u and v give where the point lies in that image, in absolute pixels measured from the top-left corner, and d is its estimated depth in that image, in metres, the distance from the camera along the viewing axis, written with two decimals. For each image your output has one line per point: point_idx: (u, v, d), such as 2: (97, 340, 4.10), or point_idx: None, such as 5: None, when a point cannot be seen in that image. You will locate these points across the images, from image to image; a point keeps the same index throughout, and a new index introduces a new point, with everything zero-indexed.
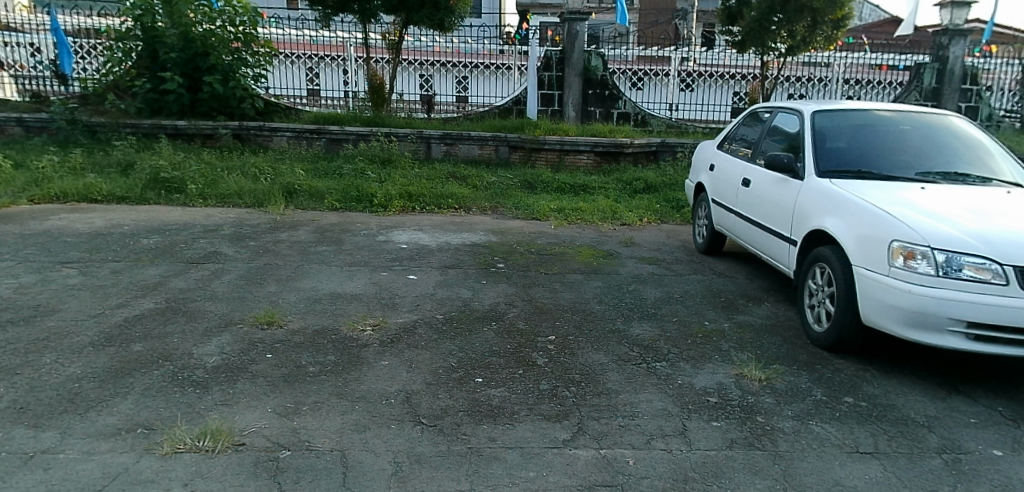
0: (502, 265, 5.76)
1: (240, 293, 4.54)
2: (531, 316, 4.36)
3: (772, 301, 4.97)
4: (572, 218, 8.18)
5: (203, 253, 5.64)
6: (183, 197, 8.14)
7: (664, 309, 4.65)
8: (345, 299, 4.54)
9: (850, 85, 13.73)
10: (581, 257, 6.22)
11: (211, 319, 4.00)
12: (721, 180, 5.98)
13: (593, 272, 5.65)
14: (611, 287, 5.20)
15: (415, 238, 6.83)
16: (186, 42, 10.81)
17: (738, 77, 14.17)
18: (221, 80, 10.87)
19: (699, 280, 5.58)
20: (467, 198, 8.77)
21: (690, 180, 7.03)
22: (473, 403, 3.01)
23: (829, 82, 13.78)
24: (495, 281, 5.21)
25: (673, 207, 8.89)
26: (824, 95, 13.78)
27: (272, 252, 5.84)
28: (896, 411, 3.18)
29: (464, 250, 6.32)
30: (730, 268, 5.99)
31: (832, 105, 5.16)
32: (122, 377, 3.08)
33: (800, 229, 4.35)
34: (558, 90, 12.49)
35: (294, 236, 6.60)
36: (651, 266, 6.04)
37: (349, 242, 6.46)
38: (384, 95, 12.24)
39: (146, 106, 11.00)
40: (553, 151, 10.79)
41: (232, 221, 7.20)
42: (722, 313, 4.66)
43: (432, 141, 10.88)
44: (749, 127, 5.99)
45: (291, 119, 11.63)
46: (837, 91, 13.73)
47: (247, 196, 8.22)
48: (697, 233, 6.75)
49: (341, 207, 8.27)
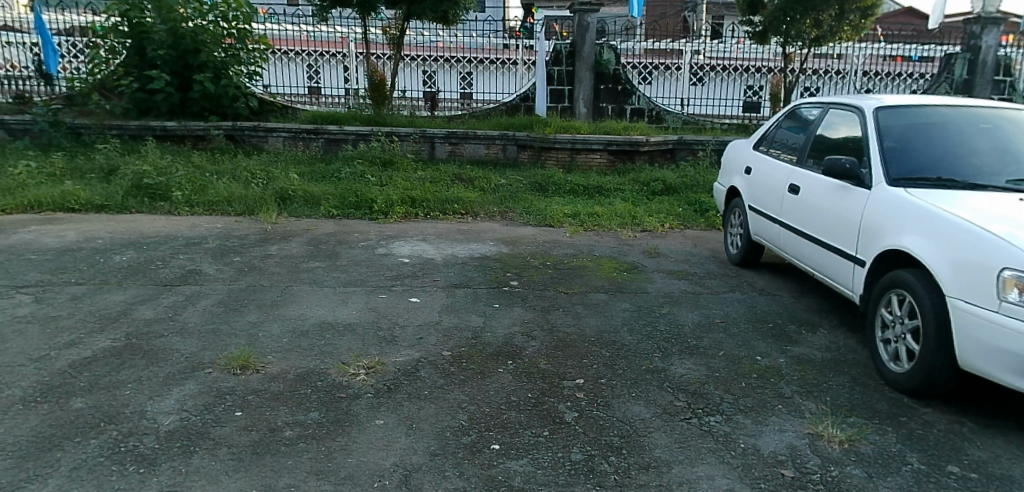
0: (516, 283, 5.12)
1: (216, 324, 3.92)
2: (553, 351, 3.72)
3: (828, 327, 4.33)
4: (588, 224, 7.52)
5: (181, 272, 5.02)
6: (168, 205, 7.53)
7: (706, 339, 4.02)
8: (337, 331, 3.91)
9: (868, 76, 13.16)
10: (602, 271, 5.58)
11: (177, 361, 3.38)
12: (761, 185, 5.33)
13: (619, 291, 5.01)
14: (642, 310, 4.56)
15: (417, 250, 6.20)
16: (177, 39, 10.20)
17: (752, 70, 13.51)
18: (212, 78, 10.30)
19: (738, 299, 4.95)
20: (474, 202, 8.13)
21: (720, 184, 6.39)
22: (489, 486, 2.39)
23: (847, 75, 13.14)
24: (509, 304, 4.57)
25: (696, 211, 8.23)
26: (841, 89, 13.18)
27: (258, 270, 5.21)
28: (1017, 486, 2.55)
29: (472, 264, 5.69)
30: (771, 285, 5.35)
31: (895, 99, 4.46)
32: (50, 453, 2.48)
33: (872, 248, 3.70)
34: (568, 86, 11.86)
35: (285, 249, 5.98)
36: (683, 281, 5.40)
37: (345, 255, 5.84)
38: (385, 92, 11.53)
39: (134, 106, 10.40)
40: (564, 150, 10.13)
41: (218, 232, 6.59)
42: (774, 343, 4.03)
43: (435, 141, 10.26)
44: (793, 126, 5.32)
45: (288, 119, 11.03)
46: (855, 84, 13.10)
47: (237, 203, 7.61)
48: (729, 242, 6.11)
49: (338, 214, 7.66)
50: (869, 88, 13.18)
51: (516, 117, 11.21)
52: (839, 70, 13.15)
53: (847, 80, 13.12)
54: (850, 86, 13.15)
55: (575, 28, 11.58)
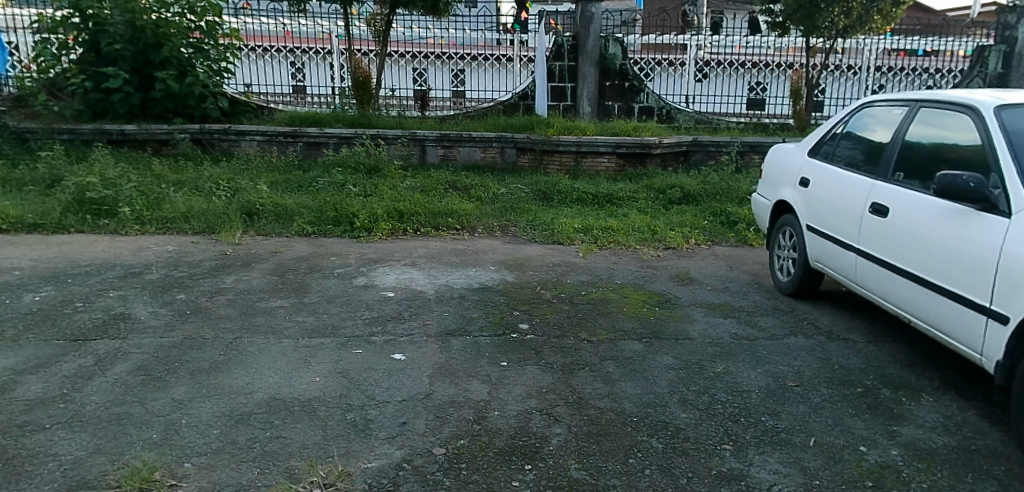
0: (526, 327, 4.10)
1: (122, 407, 2.90)
2: (585, 445, 2.71)
3: (936, 395, 3.35)
4: (603, 241, 6.52)
5: (103, 318, 3.98)
6: (114, 222, 6.47)
7: (785, 418, 3.03)
8: (293, 413, 2.92)
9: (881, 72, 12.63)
10: (630, 307, 4.59)
11: (46, 477, 2.37)
12: (826, 202, 4.36)
13: (656, 337, 4.03)
14: (690, 368, 3.57)
15: (405, 279, 5.16)
16: (136, 33, 9.12)
17: (761, 65, 12.62)
18: (176, 75, 9.27)
19: (804, 348, 3.97)
20: (471, 216, 7.12)
21: (762, 197, 5.45)
22: None
23: (859, 71, 12.49)
24: (519, 361, 3.56)
25: (724, 224, 7.26)
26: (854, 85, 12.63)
27: (203, 312, 4.17)
28: None
29: (471, 299, 4.66)
30: (838, 326, 4.39)
31: (1014, 95, 3.48)
32: None
33: (1018, 298, 2.73)
34: (570, 83, 10.83)
35: (242, 281, 4.93)
36: (729, 320, 4.41)
37: (315, 289, 4.80)
38: (370, 91, 10.42)
39: (88, 107, 9.32)
40: (568, 153, 9.10)
41: (167, 257, 5.55)
42: (874, 422, 3.06)
43: (426, 144, 9.24)
44: (866, 129, 4.34)
45: (262, 121, 9.99)
46: (866, 80, 12.50)
47: (196, 220, 6.58)
48: (778, 267, 5.15)
49: (313, 231, 6.62)
50: (881, 84, 12.57)
51: (516, 117, 10.15)
52: (850, 67, 12.61)
53: (858, 76, 12.47)
54: (862, 82, 12.48)
55: (578, 19, 10.51)
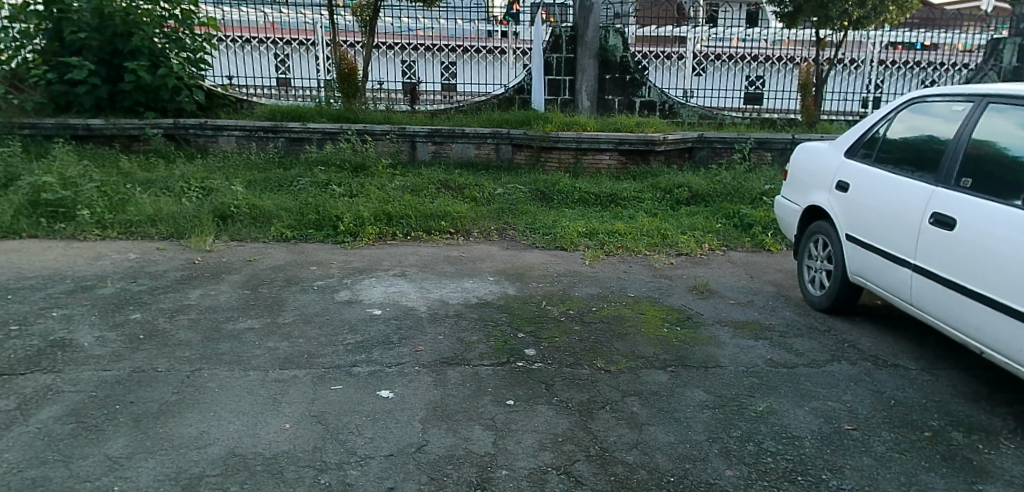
0: (532, 353, 3.57)
1: (41, 469, 2.35)
2: None
3: (1019, 443, 2.85)
4: (610, 247, 6.00)
5: (38, 346, 3.40)
6: (72, 226, 5.87)
7: (851, 478, 2.52)
8: (254, 475, 2.37)
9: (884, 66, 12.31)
10: (649, 326, 4.08)
11: None
12: (872, 209, 3.87)
13: (682, 365, 3.51)
14: (729, 407, 3.04)
15: (393, 293, 4.61)
16: (104, 20, 8.49)
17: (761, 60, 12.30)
18: (148, 66, 8.64)
19: (852, 378, 3.46)
20: (466, 218, 6.59)
21: (787, 200, 4.97)
22: None
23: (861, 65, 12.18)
24: (528, 398, 3.02)
25: (738, 227, 6.76)
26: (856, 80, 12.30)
27: (159, 337, 3.59)
28: None
29: (468, 318, 4.12)
30: (884, 349, 3.89)
31: None
32: None
33: None
34: (569, 76, 10.29)
35: (209, 296, 4.36)
36: (761, 344, 3.90)
37: (292, 306, 4.24)
38: (356, 82, 9.59)
39: (52, 100, 8.67)
40: (567, 150, 8.57)
41: (127, 267, 4.96)
42: (955, 480, 2.56)
43: (416, 140, 8.68)
44: (920, 125, 3.88)
45: (241, 115, 9.38)
46: (869, 74, 12.12)
47: (164, 223, 6.00)
48: (809, 278, 4.66)
49: (294, 236, 6.06)
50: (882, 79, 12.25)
51: (510, 112, 9.59)
52: (852, 61, 12.28)
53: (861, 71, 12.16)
54: (864, 76, 12.09)
55: (577, 9, 9.96)
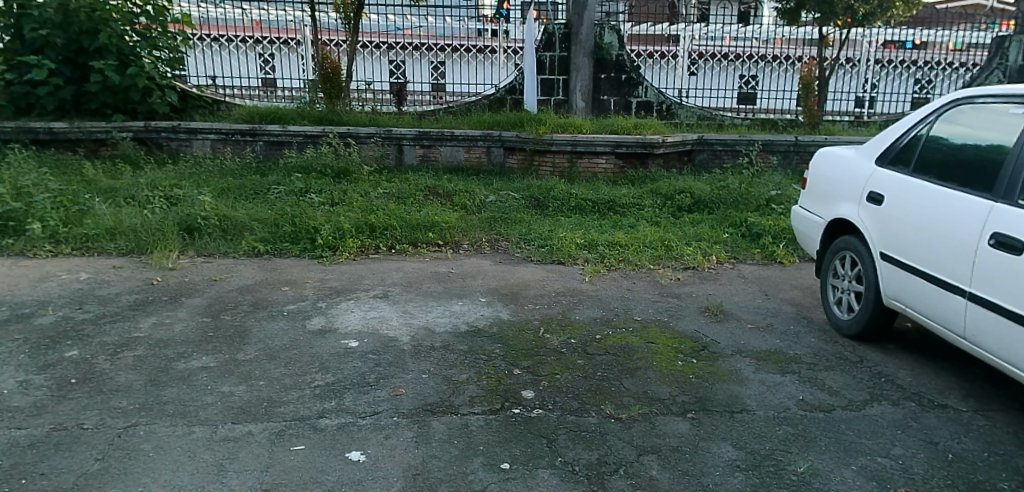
0: (529, 397, 3.08)
1: None
2: None
3: None
4: (612, 261, 5.51)
5: None
6: (20, 241, 5.32)
7: None
8: None
9: (881, 64, 11.87)
10: (661, 359, 3.59)
11: None
12: (914, 226, 3.41)
13: (704, 410, 3.02)
14: (763, 468, 2.56)
15: (373, 318, 4.11)
16: (68, 16, 7.95)
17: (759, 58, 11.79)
18: (116, 65, 8.10)
19: (899, 425, 3.00)
20: (455, 229, 6.09)
21: (807, 210, 4.50)
22: None
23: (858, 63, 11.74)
24: (525, 460, 2.54)
25: (747, 238, 6.29)
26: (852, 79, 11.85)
27: (95, 381, 3.08)
28: None
29: (456, 350, 3.62)
30: (928, 386, 3.42)
31: None
32: None
33: None
34: (562, 75, 9.80)
35: (162, 326, 3.84)
36: (790, 379, 3.42)
37: (256, 337, 3.74)
38: (339, 82, 9.08)
39: (11, 102, 8.09)
40: (562, 153, 8.07)
41: (74, 290, 4.43)
42: None
43: (403, 143, 8.18)
44: (969, 131, 3.42)
45: (217, 116, 8.84)
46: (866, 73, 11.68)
47: (123, 238, 5.47)
48: (835, 299, 4.20)
49: (267, 250, 5.55)
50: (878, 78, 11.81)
51: (502, 113, 9.09)
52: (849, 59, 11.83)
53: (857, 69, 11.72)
54: (860, 75, 11.66)
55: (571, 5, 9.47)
